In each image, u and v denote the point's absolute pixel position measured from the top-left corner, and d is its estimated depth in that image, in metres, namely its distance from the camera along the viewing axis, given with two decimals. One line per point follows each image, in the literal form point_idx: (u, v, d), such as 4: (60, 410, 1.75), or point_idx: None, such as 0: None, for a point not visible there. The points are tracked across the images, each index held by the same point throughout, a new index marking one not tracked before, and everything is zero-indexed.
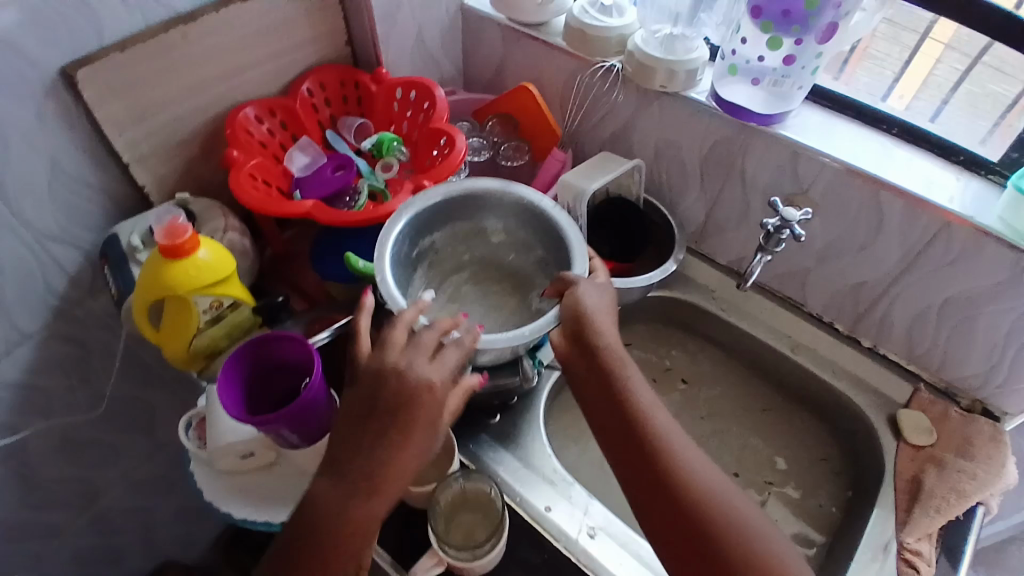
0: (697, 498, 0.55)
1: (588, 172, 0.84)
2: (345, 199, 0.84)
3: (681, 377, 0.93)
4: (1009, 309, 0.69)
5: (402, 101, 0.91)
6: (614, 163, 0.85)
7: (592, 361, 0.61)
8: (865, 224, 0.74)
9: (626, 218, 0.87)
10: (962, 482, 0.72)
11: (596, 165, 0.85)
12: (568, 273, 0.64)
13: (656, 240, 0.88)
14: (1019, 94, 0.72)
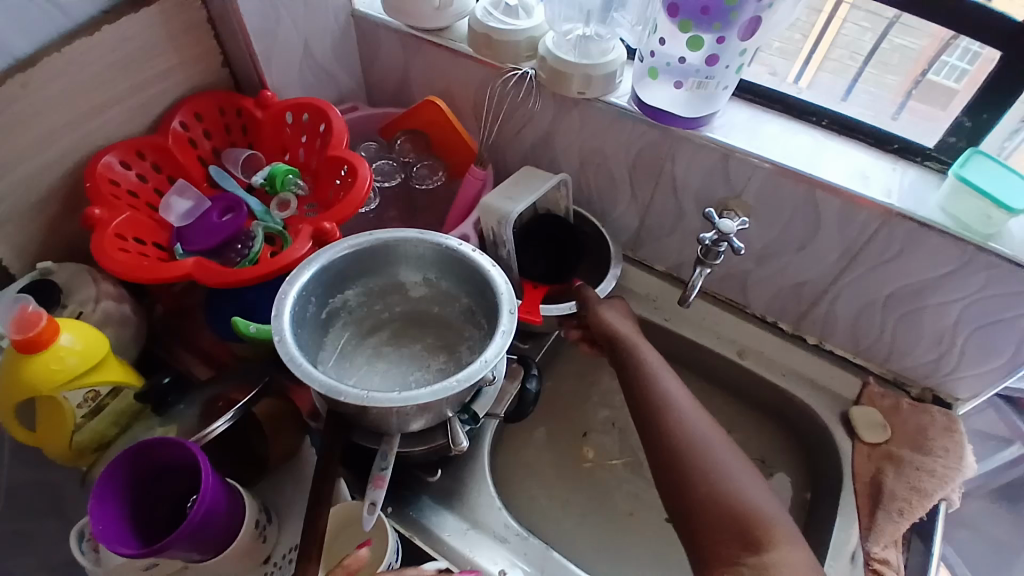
0: (680, 437, 0.59)
1: (512, 191, 0.73)
2: (237, 247, 0.74)
3: None
4: (956, 298, 0.66)
5: (294, 125, 0.81)
6: (539, 177, 0.75)
7: (611, 346, 0.69)
8: (803, 224, 0.70)
9: (559, 234, 0.79)
10: (921, 480, 0.70)
11: (519, 181, 0.75)
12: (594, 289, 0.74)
13: (595, 255, 0.81)
14: (926, 49, 0.69)
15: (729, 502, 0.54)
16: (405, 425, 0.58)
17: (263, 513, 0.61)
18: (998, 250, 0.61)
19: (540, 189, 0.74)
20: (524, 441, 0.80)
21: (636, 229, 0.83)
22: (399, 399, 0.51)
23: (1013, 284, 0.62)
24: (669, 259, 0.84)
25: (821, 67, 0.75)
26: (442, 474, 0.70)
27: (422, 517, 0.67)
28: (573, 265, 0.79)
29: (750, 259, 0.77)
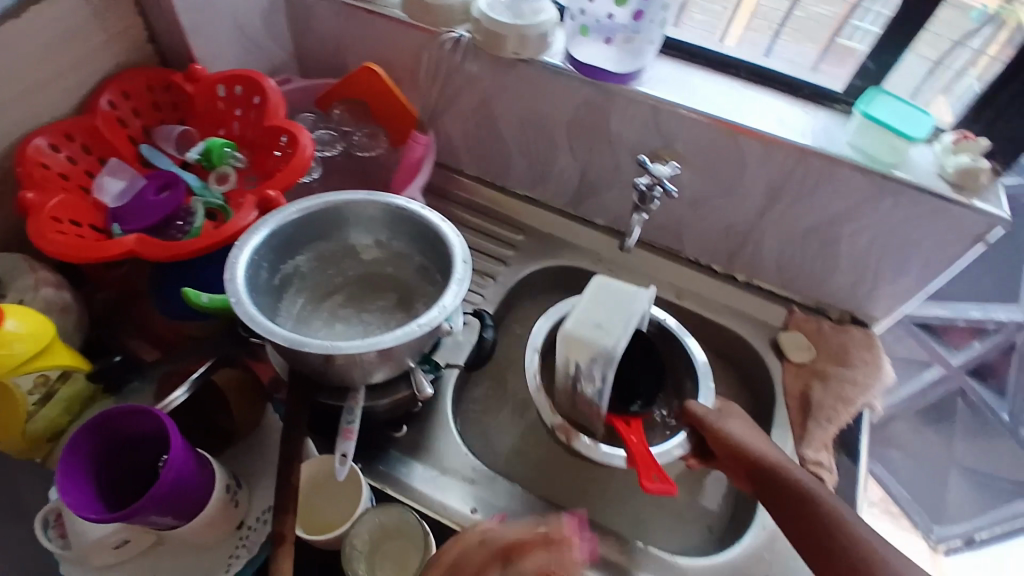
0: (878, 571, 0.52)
1: (602, 316, 0.64)
2: (177, 224, 0.73)
3: None
4: (866, 224, 0.73)
5: (227, 99, 0.80)
6: (626, 295, 0.65)
7: (761, 475, 0.63)
8: (730, 168, 0.75)
9: (639, 359, 0.74)
10: (846, 390, 0.77)
11: (603, 301, 0.65)
12: (694, 403, 0.69)
13: (674, 369, 0.79)
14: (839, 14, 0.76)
15: None
16: (369, 376, 0.60)
17: (232, 479, 0.62)
18: (902, 177, 0.68)
19: (631, 318, 0.64)
20: (484, 395, 0.83)
21: (577, 185, 0.87)
22: (362, 346, 0.53)
23: (915, 207, 0.70)
24: (609, 212, 0.88)
25: (747, 28, 0.81)
26: (408, 429, 0.73)
27: (391, 470, 0.70)
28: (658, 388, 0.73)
29: (684, 205, 0.82)
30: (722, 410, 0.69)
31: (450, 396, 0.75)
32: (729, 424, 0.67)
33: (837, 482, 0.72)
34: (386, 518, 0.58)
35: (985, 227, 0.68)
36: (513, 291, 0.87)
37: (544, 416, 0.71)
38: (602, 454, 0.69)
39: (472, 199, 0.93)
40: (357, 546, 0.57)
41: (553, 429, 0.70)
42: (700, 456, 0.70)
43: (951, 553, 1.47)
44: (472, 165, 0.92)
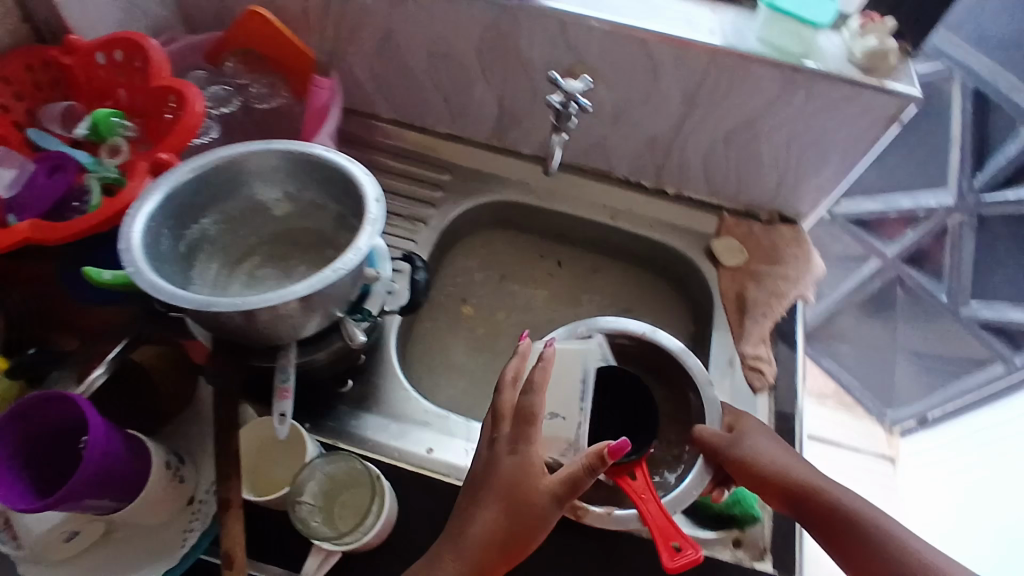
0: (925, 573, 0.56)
1: (569, 392, 0.63)
2: (74, 205, 0.68)
3: (557, 260, 0.91)
4: (783, 120, 0.73)
5: (108, 66, 0.73)
6: (573, 358, 0.64)
7: (791, 492, 0.62)
8: (644, 77, 0.73)
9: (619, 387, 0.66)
10: (779, 286, 0.80)
11: (561, 379, 0.63)
12: (707, 428, 0.65)
13: (663, 373, 0.71)
14: None
15: None
16: (300, 330, 0.58)
17: (172, 456, 0.60)
18: (813, 66, 0.67)
19: (588, 372, 0.63)
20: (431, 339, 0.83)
21: (497, 116, 0.84)
22: (275, 299, 0.51)
23: (829, 95, 0.69)
24: (533, 140, 0.86)
25: None
26: (353, 383, 0.71)
27: (343, 425, 0.69)
28: (653, 417, 0.65)
29: (605, 122, 0.80)
30: (737, 428, 0.66)
31: (394, 345, 0.74)
32: (752, 444, 0.64)
33: (776, 374, 0.76)
34: (334, 468, 0.58)
35: (898, 107, 0.68)
36: (449, 229, 0.86)
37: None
38: (616, 518, 0.61)
39: (396, 144, 0.90)
40: (305, 500, 0.56)
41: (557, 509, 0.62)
42: (721, 484, 0.65)
43: (906, 434, 1.52)
44: (388, 108, 0.88)
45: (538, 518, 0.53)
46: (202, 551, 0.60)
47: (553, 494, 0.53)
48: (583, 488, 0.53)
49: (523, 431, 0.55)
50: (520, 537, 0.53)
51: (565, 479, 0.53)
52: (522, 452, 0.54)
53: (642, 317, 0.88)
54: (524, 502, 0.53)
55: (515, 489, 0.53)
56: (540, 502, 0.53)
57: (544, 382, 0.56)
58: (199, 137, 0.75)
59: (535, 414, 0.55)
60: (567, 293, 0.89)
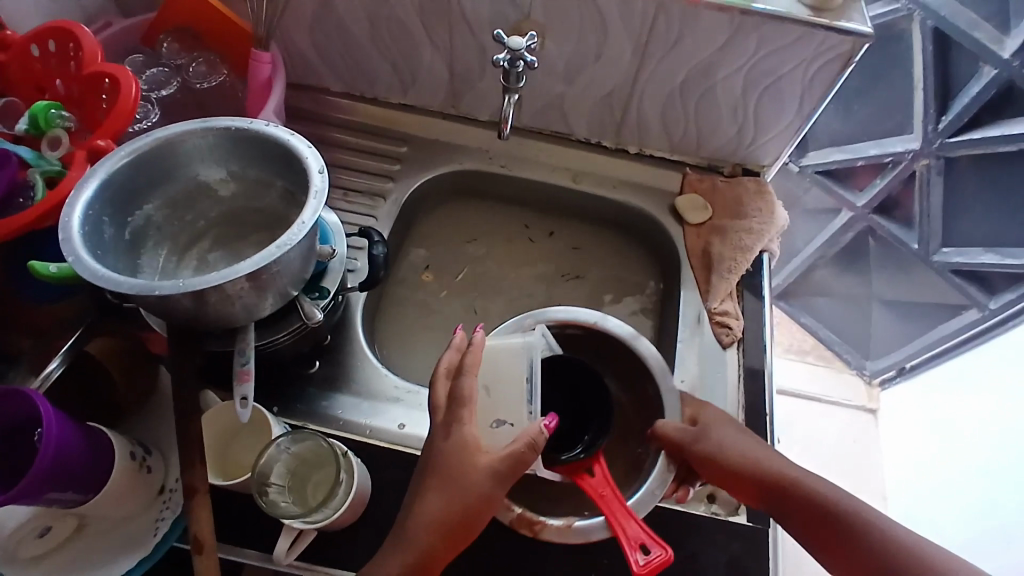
0: (890, 550, 0.57)
1: (509, 389, 0.59)
2: (18, 202, 0.65)
3: (548, 228, 0.90)
4: (736, 67, 0.73)
5: (43, 57, 0.70)
6: (512, 354, 0.60)
7: (756, 479, 0.62)
8: (592, 31, 0.72)
9: (567, 382, 0.66)
10: (742, 239, 0.80)
11: (500, 377, 0.60)
12: (667, 423, 0.65)
13: (618, 360, 0.73)
14: None
15: None
16: (256, 312, 0.56)
17: (137, 446, 0.59)
18: (762, 8, 0.66)
19: (528, 368, 0.60)
20: (399, 316, 0.83)
21: (449, 82, 0.82)
22: (219, 279, 0.49)
23: (779, 38, 0.68)
24: (489, 106, 0.85)
25: None
26: (321, 364, 0.69)
27: (313, 407, 0.67)
28: (599, 404, 0.65)
29: (559, 81, 0.79)
30: (702, 420, 0.66)
31: (360, 323, 0.72)
32: (718, 436, 0.64)
33: (744, 326, 0.76)
34: (299, 447, 0.57)
35: (850, 46, 0.67)
36: (410, 202, 0.85)
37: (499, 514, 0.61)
38: (578, 529, 0.61)
39: (352, 120, 0.88)
40: (273, 481, 0.55)
41: (514, 526, 0.61)
42: (684, 482, 0.67)
43: (886, 385, 1.56)
44: (339, 81, 0.86)
45: (483, 496, 0.53)
46: (174, 540, 0.60)
47: (493, 472, 0.54)
48: (525, 463, 0.54)
49: (462, 415, 0.55)
50: (465, 517, 0.53)
51: (505, 457, 0.54)
52: (459, 434, 0.54)
53: (613, 280, 0.87)
54: (464, 482, 0.53)
55: (456, 471, 0.54)
56: (475, 477, 0.53)
57: (476, 366, 0.57)
58: (140, 122, 0.73)
59: (469, 398, 0.55)
60: (537, 261, 0.88)
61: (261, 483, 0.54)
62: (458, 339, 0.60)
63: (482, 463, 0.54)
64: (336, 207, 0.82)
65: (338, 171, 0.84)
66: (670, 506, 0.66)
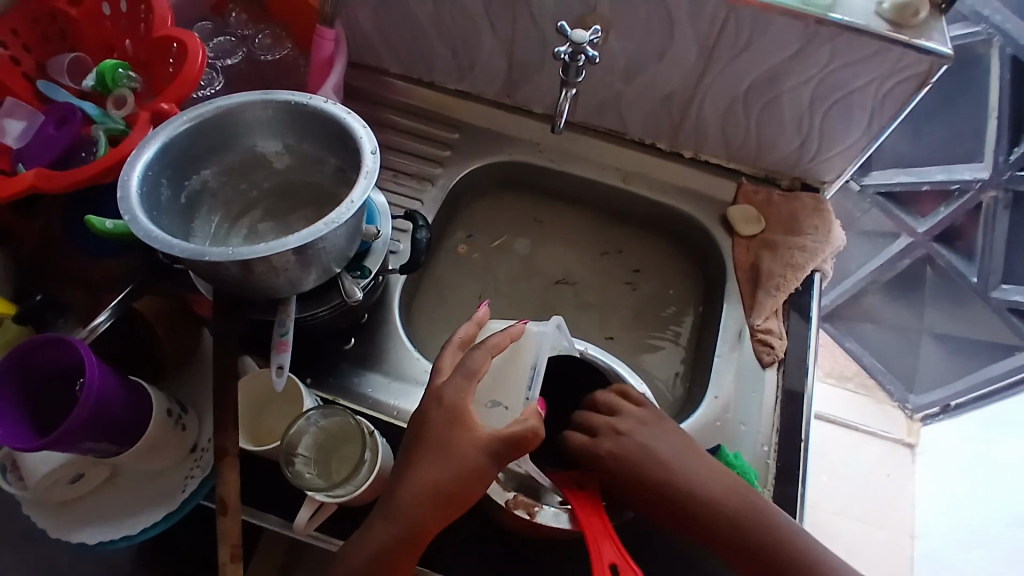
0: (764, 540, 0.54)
1: (518, 376, 0.59)
2: (80, 156, 0.67)
3: (634, 266, 0.86)
4: (805, 78, 0.70)
5: (114, 17, 0.72)
6: (529, 345, 0.60)
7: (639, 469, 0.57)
8: (658, 30, 0.70)
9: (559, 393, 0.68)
10: (794, 257, 0.77)
11: (511, 363, 0.59)
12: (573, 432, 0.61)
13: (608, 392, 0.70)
14: None
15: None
16: (300, 285, 0.57)
17: (175, 404, 0.62)
18: (839, 18, 0.64)
19: (536, 362, 0.60)
20: (434, 301, 0.83)
21: (507, 72, 0.82)
22: (268, 250, 0.50)
23: (856, 51, 0.66)
24: (544, 99, 0.84)
25: None
26: (356, 342, 0.70)
27: (344, 383, 0.68)
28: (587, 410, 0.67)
29: (618, 79, 0.77)
30: (602, 428, 0.60)
31: (397, 305, 0.73)
32: (622, 444, 0.58)
33: (787, 347, 0.74)
34: (327, 422, 0.57)
35: (929, 66, 0.64)
36: (457, 189, 0.85)
37: (493, 492, 0.56)
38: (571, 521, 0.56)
39: (408, 103, 0.88)
40: (300, 453, 0.56)
41: (509, 508, 0.55)
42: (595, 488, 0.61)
43: (929, 421, 1.51)
44: (397, 64, 0.87)
45: (477, 473, 0.50)
46: (200, 499, 0.62)
47: (493, 448, 0.51)
48: (529, 446, 0.52)
49: (463, 384, 0.53)
50: (454, 497, 0.50)
51: (507, 436, 0.51)
52: (454, 400, 0.52)
53: (654, 285, 0.86)
54: (457, 455, 0.50)
55: (446, 446, 0.51)
56: (472, 451, 0.51)
57: (496, 343, 0.56)
58: (204, 89, 0.75)
59: (476, 374, 0.53)
60: (576, 259, 0.87)
61: (288, 454, 0.55)
62: (478, 313, 0.60)
63: (478, 432, 0.51)
64: (383, 188, 0.83)
65: (388, 153, 0.84)
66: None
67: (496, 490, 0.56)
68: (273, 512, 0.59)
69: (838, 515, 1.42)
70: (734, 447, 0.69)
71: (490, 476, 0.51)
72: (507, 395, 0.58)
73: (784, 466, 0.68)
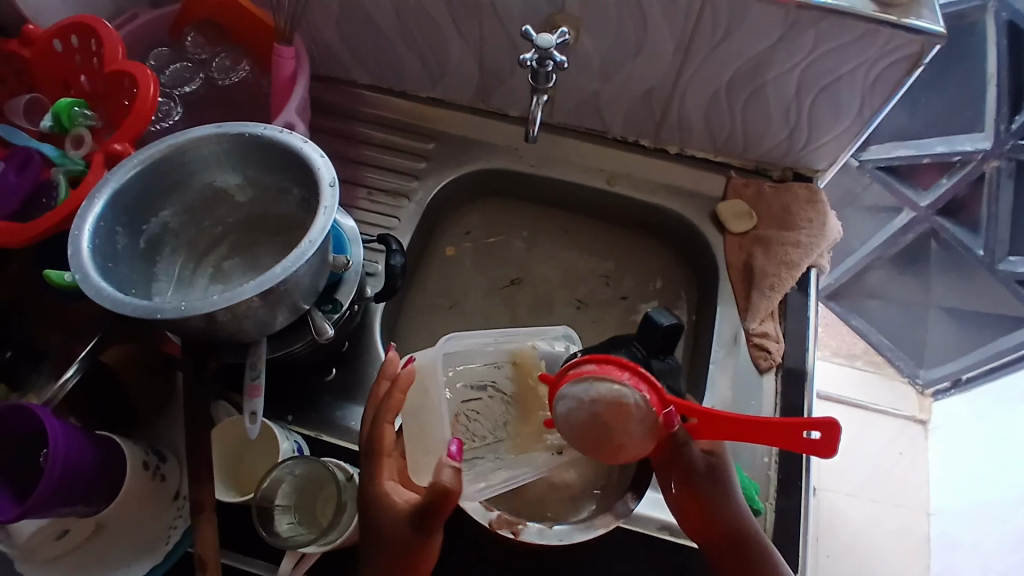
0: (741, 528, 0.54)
1: (425, 410, 0.56)
2: (42, 201, 0.65)
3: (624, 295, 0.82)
4: (790, 68, 0.66)
5: (67, 52, 0.69)
6: (422, 373, 0.57)
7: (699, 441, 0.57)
8: (632, 27, 0.67)
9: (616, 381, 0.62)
10: (789, 253, 0.74)
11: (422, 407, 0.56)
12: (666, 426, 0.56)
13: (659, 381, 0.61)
14: None
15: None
16: (269, 326, 0.55)
17: (151, 454, 0.61)
18: (821, 1, 0.60)
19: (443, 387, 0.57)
20: (418, 319, 0.81)
21: (479, 78, 0.78)
22: (218, 303, 0.48)
23: (843, 35, 0.62)
24: (520, 102, 0.80)
25: None
26: (337, 372, 0.68)
27: (327, 417, 0.65)
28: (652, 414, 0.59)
29: (594, 78, 0.74)
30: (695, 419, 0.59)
31: (379, 330, 0.70)
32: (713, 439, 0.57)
33: (784, 350, 0.71)
34: (304, 468, 0.55)
35: (921, 46, 0.61)
36: (436, 202, 0.81)
37: (476, 514, 0.58)
38: (555, 533, 0.58)
39: (380, 115, 0.84)
40: (277, 503, 0.54)
41: (494, 527, 0.58)
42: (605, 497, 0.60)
43: (940, 396, 1.47)
44: (367, 75, 0.83)
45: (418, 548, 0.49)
46: (188, 545, 0.61)
47: (414, 522, 0.49)
48: (444, 509, 0.47)
49: (371, 467, 0.52)
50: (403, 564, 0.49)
51: (415, 509, 0.49)
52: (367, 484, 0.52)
53: (644, 289, 0.83)
54: (388, 530, 0.50)
55: (375, 524, 0.50)
56: (399, 533, 0.49)
57: (392, 408, 0.54)
58: (162, 120, 0.72)
59: (381, 449, 0.53)
60: (564, 266, 0.84)
61: (264, 505, 0.53)
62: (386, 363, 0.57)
63: (399, 510, 0.50)
64: (359, 206, 0.80)
65: (362, 168, 0.82)
66: (678, 539, 0.62)
67: (479, 511, 0.58)
68: (258, 556, 0.57)
69: (852, 497, 1.40)
70: (733, 460, 0.66)
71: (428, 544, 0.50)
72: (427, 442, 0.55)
73: (786, 476, 0.66)
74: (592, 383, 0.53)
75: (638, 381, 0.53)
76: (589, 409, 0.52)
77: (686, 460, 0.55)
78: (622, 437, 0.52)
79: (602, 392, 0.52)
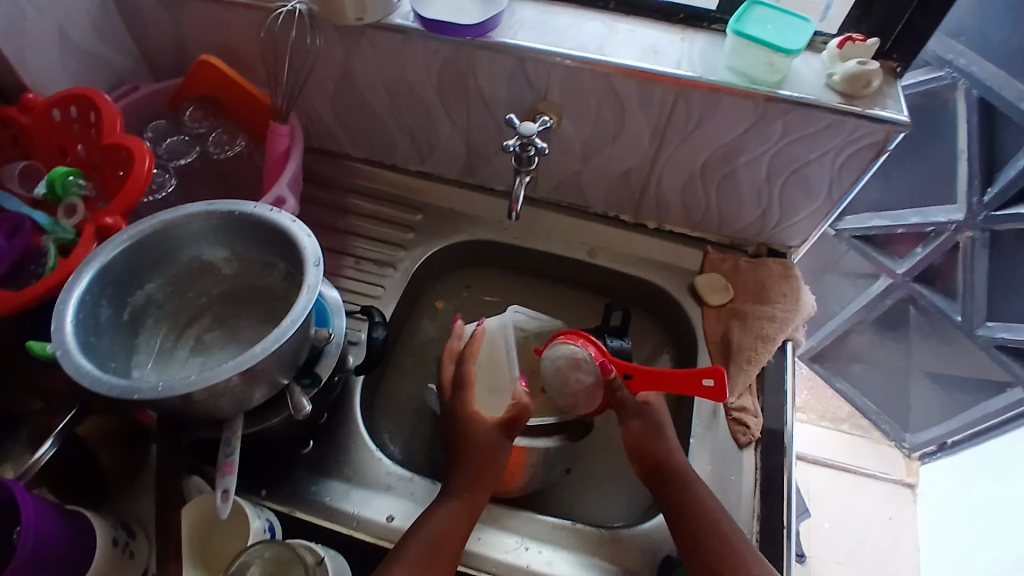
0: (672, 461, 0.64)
1: (496, 360, 0.75)
2: (30, 267, 0.66)
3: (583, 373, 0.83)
4: (760, 153, 0.70)
5: (65, 122, 0.70)
6: (493, 333, 0.76)
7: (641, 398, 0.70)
8: (610, 113, 0.70)
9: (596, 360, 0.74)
10: (764, 328, 0.76)
11: (494, 361, 0.75)
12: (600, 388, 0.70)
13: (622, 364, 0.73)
14: None
15: (716, 515, 0.60)
16: (249, 401, 0.55)
17: (121, 530, 0.59)
18: (788, 94, 0.64)
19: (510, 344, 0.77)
20: (399, 386, 0.81)
21: (466, 154, 0.82)
22: (196, 383, 0.48)
23: (810, 125, 0.65)
24: (504, 177, 0.83)
25: None
26: (314, 445, 0.67)
27: (301, 492, 0.64)
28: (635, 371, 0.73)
29: (576, 158, 0.77)
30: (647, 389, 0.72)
31: (357, 403, 0.70)
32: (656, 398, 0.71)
33: (763, 424, 0.72)
34: (275, 552, 0.53)
35: (885, 134, 0.64)
36: (421, 271, 0.83)
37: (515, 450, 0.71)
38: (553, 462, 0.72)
39: (369, 186, 0.87)
40: None
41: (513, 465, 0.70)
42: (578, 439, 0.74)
43: (927, 459, 1.47)
44: (358, 148, 0.87)
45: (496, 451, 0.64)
46: None
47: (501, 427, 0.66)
48: (522, 419, 0.67)
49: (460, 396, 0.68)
50: (488, 464, 0.63)
51: (504, 418, 0.66)
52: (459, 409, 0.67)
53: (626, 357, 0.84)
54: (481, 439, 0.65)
55: (472, 434, 0.65)
56: (487, 440, 0.64)
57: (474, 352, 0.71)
58: (156, 192, 0.74)
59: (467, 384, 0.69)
60: None
61: None
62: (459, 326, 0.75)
63: (489, 422, 0.66)
64: (344, 275, 0.81)
65: (349, 238, 0.84)
66: None
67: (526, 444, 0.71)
68: None
69: (843, 566, 1.37)
70: None
71: (506, 450, 0.65)
72: (497, 386, 0.74)
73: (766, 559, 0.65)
74: (557, 346, 0.72)
75: (589, 346, 0.70)
76: (554, 363, 0.71)
77: (622, 401, 0.69)
78: (577, 385, 0.70)
79: (562, 352, 0.71)
